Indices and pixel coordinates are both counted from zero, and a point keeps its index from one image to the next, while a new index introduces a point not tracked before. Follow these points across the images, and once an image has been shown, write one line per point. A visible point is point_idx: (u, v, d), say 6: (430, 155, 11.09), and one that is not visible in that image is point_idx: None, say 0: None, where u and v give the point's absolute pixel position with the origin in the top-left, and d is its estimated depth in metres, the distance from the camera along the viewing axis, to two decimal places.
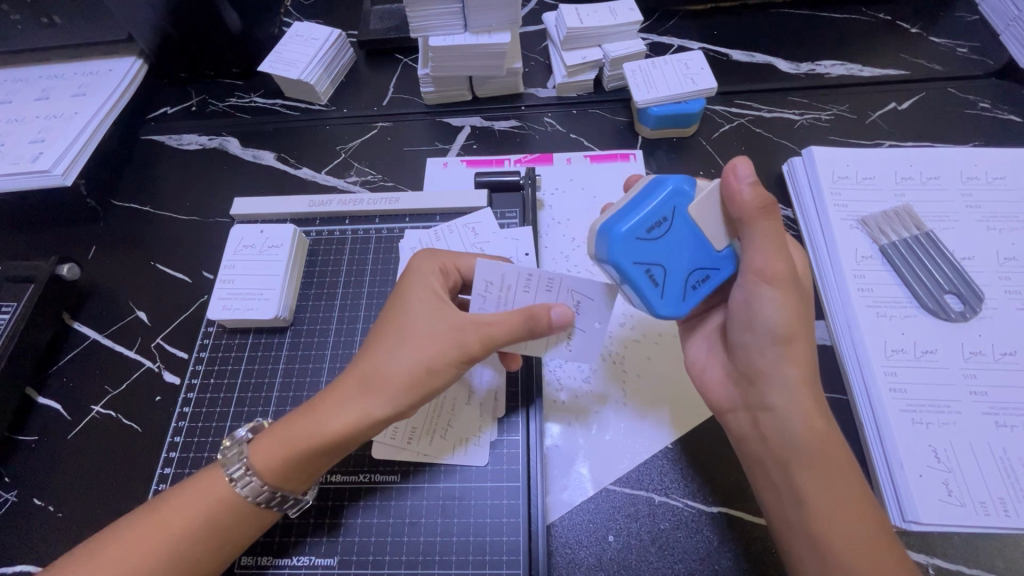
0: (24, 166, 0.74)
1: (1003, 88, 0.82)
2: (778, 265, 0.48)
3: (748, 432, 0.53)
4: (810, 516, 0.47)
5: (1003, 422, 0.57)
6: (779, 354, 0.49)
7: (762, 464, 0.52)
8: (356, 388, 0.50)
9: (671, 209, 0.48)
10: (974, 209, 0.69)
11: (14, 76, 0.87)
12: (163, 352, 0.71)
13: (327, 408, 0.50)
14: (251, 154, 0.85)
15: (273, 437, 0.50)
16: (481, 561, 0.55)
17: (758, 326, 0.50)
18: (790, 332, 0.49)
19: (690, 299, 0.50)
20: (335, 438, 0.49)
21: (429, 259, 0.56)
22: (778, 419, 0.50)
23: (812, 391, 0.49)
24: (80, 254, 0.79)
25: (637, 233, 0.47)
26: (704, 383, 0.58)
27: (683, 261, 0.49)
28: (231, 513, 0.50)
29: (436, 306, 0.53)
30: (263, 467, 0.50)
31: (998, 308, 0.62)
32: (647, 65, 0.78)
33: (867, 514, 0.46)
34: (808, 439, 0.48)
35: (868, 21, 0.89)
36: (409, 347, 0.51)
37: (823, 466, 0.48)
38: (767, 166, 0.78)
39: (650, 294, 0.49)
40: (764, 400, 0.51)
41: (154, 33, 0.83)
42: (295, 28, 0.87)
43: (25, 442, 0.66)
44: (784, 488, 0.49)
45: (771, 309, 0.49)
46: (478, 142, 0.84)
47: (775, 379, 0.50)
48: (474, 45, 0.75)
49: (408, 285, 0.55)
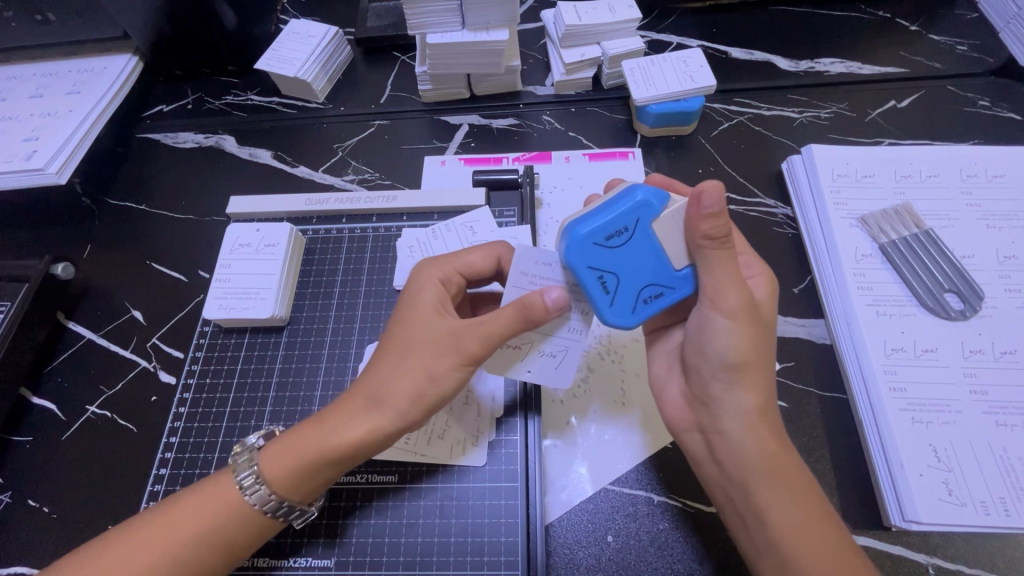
0: (18, 164, 0.73)
1: (1003, 86, 0.82)
2: (732, 295, 0.47)
3: (705, 455, 0.53)
4: (773, 541, 0.46)
5: (1003, 421, 0.56)
6: (732, 378, 0.49)
7: (722, 488, 0.51)
8: (364, 402, 0.50)
9: (634, 221, 0.47)
10: (973, 207, 0.69)
11: (7, 74, 0.86)
12: (159, 352, 0.70)
13: (334, 423, 0.50)
14: (248, 152, 0.84)
15: (283, 448, 0.50)
16: (481, 562, 0.55)
17: (708, 353, 0.50)
18: (743, 358, 0.48)
19: (638, 312, 0.49)
20: (341, 452, 0.49)
21: (431, 268, 0.56)
22: (729, 443, 0.50)
23: (763, 416, 0.49)
24: (75, 253, 0.78)
25: (595, 238, 0.47)
26: (660, 403, 0.58)
27: (638, 273, 0.48)
28: (236, 519, 0.49)
29: (437, 314, 0.52)
30: (272, 477, 0.49)
31: (999, 306, 0.62)
32: (647, 63, 0.78)
33: (828, 536, 0.46)
34: (761, 461, 0.48)
35: (868, 18, 0.89)
36: (410, 358, 0.50)
37: (782, 489, 0.47)
38: (766, 165, 0.78)
39: (598, 300, 0.48)
40: (717, 423, 0.51)
41: (150, 31, 0.82)
42: (292, 25, 0.86)
43: (19, 443, 0.65)
44: (744, 513, 0.49)
45: (722, 338, 0.49)
46: (476, 141, 0.83)
47: (728, 405, 0.50)
48: (473, 43, 0.74)
49: (409, 294, 0.55)
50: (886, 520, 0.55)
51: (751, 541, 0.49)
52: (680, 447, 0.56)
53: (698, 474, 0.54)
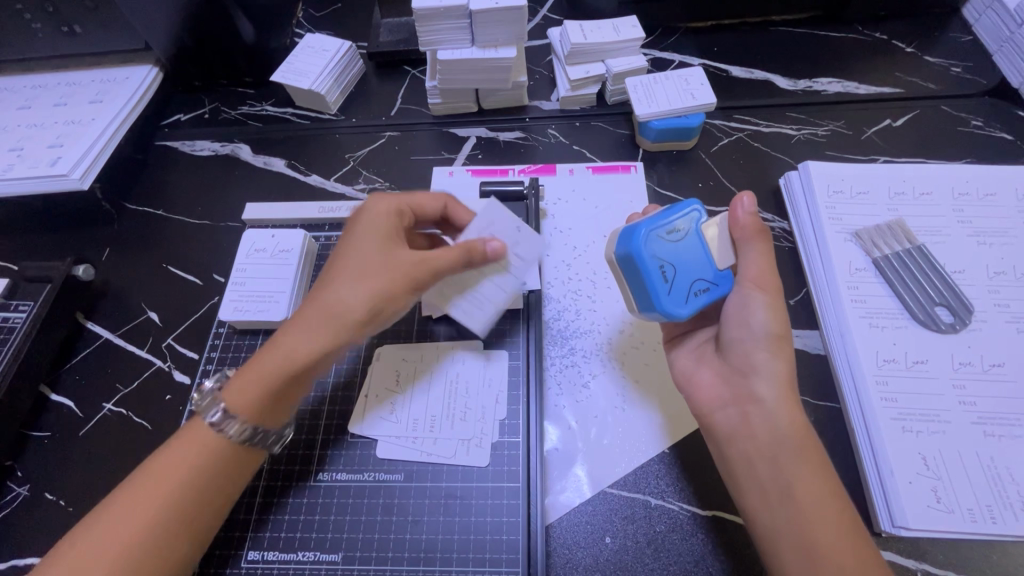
0: (43, 169, 0.76)
1: (996, 107, 0.84)
2: (772, 279, 0.54)
3: (735, 428, 0.54)
4: (802, 503, 0.49)
5: (991, 432, 0.58)
6: (768, 348, 0.54)
7: (750, 460, 0.53)
8: (315, 320, 0.53)
9: (689, 222, 0.55)
10: (965, 224, 0.71)
11: (34, 83, 0.89)
12: (174, 352, 0.72)
13: (288, 342, 0.53)
14: (262, 161, 0.87)
15: (242, 376, 0.53)
16: (482, 559, 0.57)
17: (753, 326, 0.54)
18: (780, 330, 0.54)
19: (693, 303, 0.54)
20: (301, 365, 0.53)
21: (381, 201, 0.61)
22: (766, 411, 0.53)
23: (793, 387, 0.54)
24: (95, 255, 0.81)
25: (658, 233, 0.54)
26: (691, 387, 0.60)
27: (693, 268, 0.54)
28: (217, 454, 0.52)
29: (384, 250, 0.57)
30: (239, 402, 0.52)
31: (988, 320, 0.64)
32: (648, 80, 0.81)
33: (844, 508, 0.49)
34: (792, 428, 0.52)
35: (864, 40, 0.91)
36: (361, 287, 0.54)
37: (809, 456, 0.50)
38: (763, 180, 0.80)
39: (658, 287, 0.53)
40: (756, 391, 0.54)
41: (171, 43, 0.86)
42: (308, 40, 0.89)
43: (37, 438, 0.67)
44: (771, 481, 0.51)
45: (761, 312, 0.54)
46: (483, 152, 0.86)
47: (765, 372, 0.54)
48: (481, 59, 0.77)
49: (356, 231, 0.59)
50: (876, 525, 0.57)
51: (772, 514, 0.50)
52: (708, 423, 0.57)
53: (721, 452, 0.55)
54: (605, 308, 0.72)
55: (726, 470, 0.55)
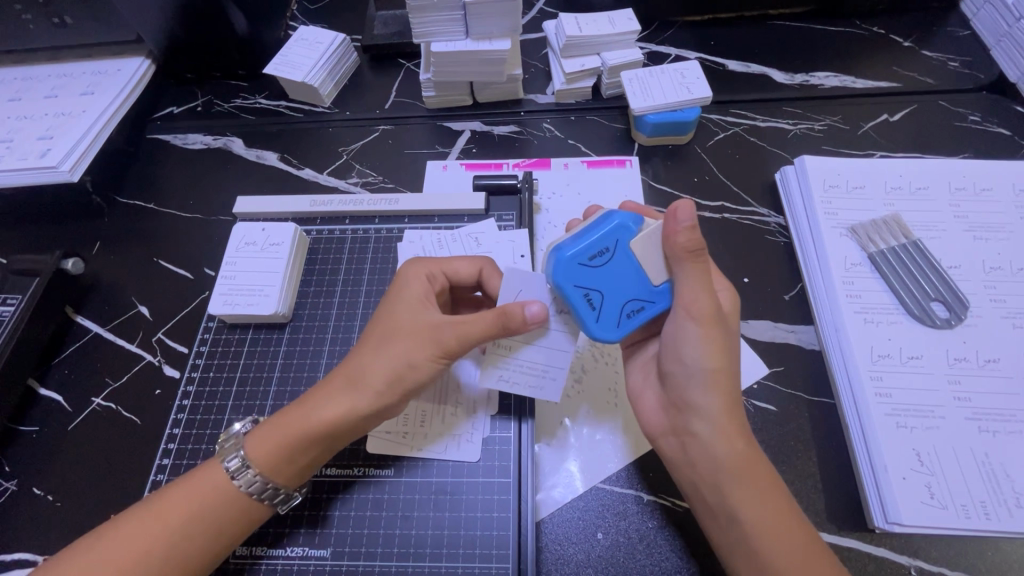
0: (32, 161, 0.75)
1: (993, 102, 0.84)
2: (705, 305, 0.50)
3: (678, 458, 0.54)
4: (745, 536, 0.48)
5: (986, 427, 0.58)
6: (702, 381, 0.51)
7: (695, 491, 0.53)
8: (341, 381, 0.53)
9: (614, 242, 0.52)
10: (961, 219, 0.70)
11: (24, 74, 0.88)
12: (164, 346, 0.72)
13: (314, 403, 0.52)
14: (255, 154, 0.87)
15: (266, 429, 0.53)
16: (473, 554, 0.56)
17: (686, 360, 0.52)
18: (714, 364, 0.51)
19: (623, 326, 0.52)
20: (323, 429, 0.51)
21: (420, 264, 0.59)
22: (703, 445, 0.51)
23: (734, 417, 0.51)
24: (85, 249, 0.80)
25: (580, 259, 0.51)
26: (640, 409, 0.60)
27: (622, 290, 0.52)
28: (223, 500, 0.51)
29: (418, 312, 0.55)
30: (260, 461, 0.51)
31: (984, 316, 0.64)
32: (644, 73, 0.80)
33: (793, 537, 0.47)
34: (731, 461, 0.50)
35: (862, 34, 0.91)
36: (389, 350, 0.53)
37: (752, 486, 0.49)
38: (759, 175, 0.80)
39: (584, 314, 0.52)
40: (690, 426, 0.52)
41: (163, 34, 0.85)
42: (301, 32, 0.89)
43: (26, 432, 0.67)
44: (717, 512, 0.50)
45: (694, 346, 0.51)
46: (478, 146, 0.85)
47: (700, 407, 0.51)
48: (475, 52, 0.76)
49: (396, 290, 0.58)
50: (870, 522, 0.56)
51: (724, 544, 0.50)
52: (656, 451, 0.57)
53: (673, 479, 0.56)
54: None
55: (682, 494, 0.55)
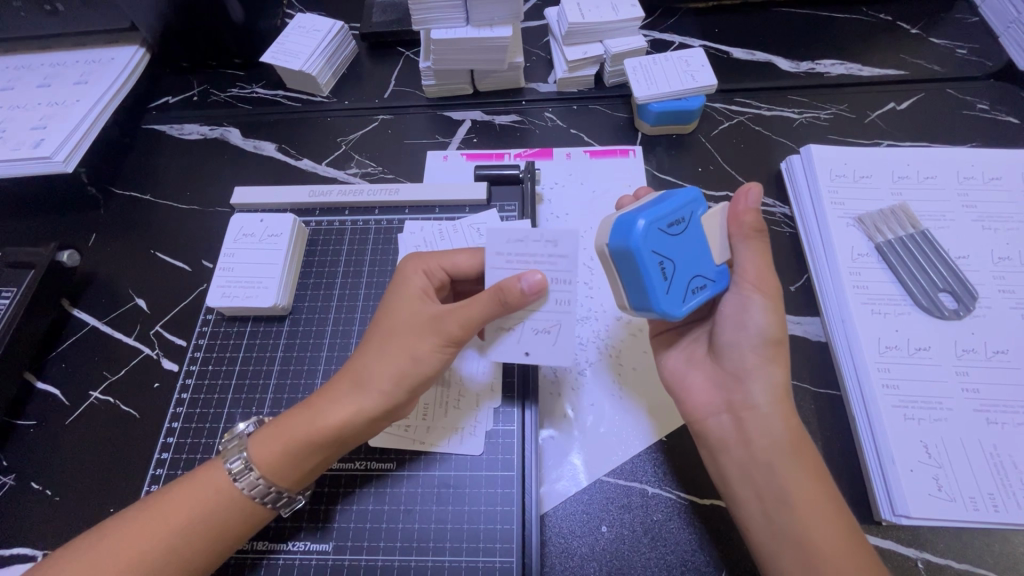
0: (25, 152, 0.74)
1: (1001, 90, 0.82)
2: (770, 278, 0.53)
3: (729, 435, 0.54)
4: (797, 512, 0.48)
5: (994, 419, 0.57)
6: (767, 355, 0.53)
7: (745, 469, 0.52)
8: (347, 385, 0.52)
9: (688, 214, 0.52)
10: (969, 209, 0.69)
11: (16, 63, 0.87)
12: (162, 340, 0.71)
13: (321, 404, 0.51)
14: (252, 144, 0.85)
15: (269, 433, 0.52)
16: (476, 549, 0.56)
17: (748, 329, 0.53)
18: (778, 335, 0.53)
19: (688, 301, 0.51)
20: (326, 432, 0.50)
21: (416, 260, 0.58)
22: (762, 419, 0.52)
23: (789, 396, 0.53)
24: (81, 241, 0.79)
25: (659, 225, 0.49)
26: (683, 390, 0.59)
27: (689, 264, 0.52)
28: (223, 507, 0.50)
29: (418, 308, 0.54)
30: (262, 463, 0.50)
31: (992, 306, 0.63)
32: (648, 61, 0.79)
33: (838, 516, 0.48)
34: (789, 436, 0.51)
35: (868, 21, 0.89)
36: (393, 347, 0.52)
37: (805, 463, 0.50)
38: (764, 164, 0.79)
39: (657, 285, 0.49)
40: (749, 399, 0.53)
41: (157, 23, 0.83)
42: (298, 20, 0.87)
43: (23, 426, 0.66)
44: (767, 489, 0.50)
45: (759, 317, 0.53)
46: (479, 136, 0.84)
47: (761, 379, 0.53)
48: (477, 39, 0.75)
49: (396, 289, 0.57)
50: (877, 514, 0.56)
51: (771, 526, 0.49)
52: (701, 429, 0.56)
53: (714, 458, 0.55)
54: (602, 296, 0.70)
55: (718, 476, 0.55)
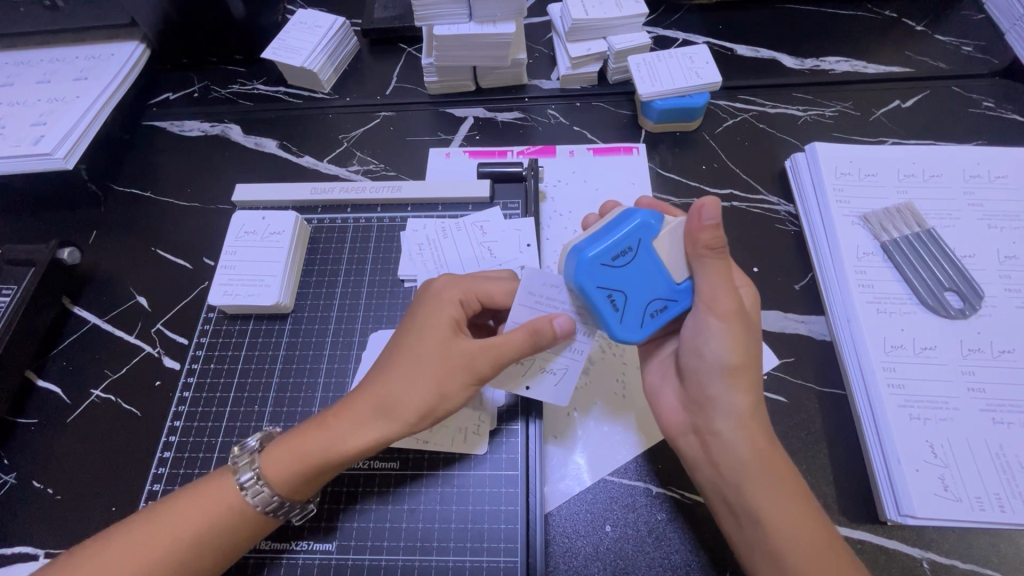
0: (24, 148, 0.73)
1: (1007, 88, 0.82)
2: (726, 300, 0.50)
3: (699, 456, 0.54)
4: (766, 537, 0.48)
5: (1000, 419, 0.57)
6: (725, 379, 0.51)
7: (716, 491, 0.52)
8: (369, 411, 0.51)
9: (637, 240, 0.51)
10: (975, 207, 0.69)
11: (15, 59, 0.86)
12: (163, 338, 0.71)
13: (340, 428, 0.50)
14: (253, 141, 0.85)
15: (286, 451, 0.51)
16: (481, 549, 0.56)
17: (706, 355, 0.51)
18: (737, 360, 0.50)
19: (646, 326, 0.51)
20: (348, 457, 0.50)
21: (452, 285, 0.55)
22: (724, 443, 0.51)
23: (755, 417, 0.51)
24: (81, 238, 0.79)
25: (602, 259, 0.50)
26: (656, 407, 0.59)
27: (644, 288, 0.51)
28: (232, 516, 0.50)
29: (450, 340, 0.52)
30: (280, 485, 0.50)
31: (998, 305, 0.63)
32: (653, 58, 0.78)
33: (812, 538, 0.47)
34: (752, 459, 0.50)
35: (873, 18, 0.89)
36: (421, 380, 0.51)
37: (772, 486, 0.49)
38: (769, 162, 0.78)
39: (608, 315, 0.51)
40: (712, 423, 0.52)
41: (157, 18, 0.82)
42: (300, 16, 0.86)
43: (24, 424, 0.66)
44: (738, 511, 0.50)
45: (715, 341, 0.51)
46: (481, 133, 0.83)
47: (721, 403, 0.51)
48: (479, 35, 0.74)
49: (426, 310, 0.54)
50: (882, 514, 0.56)
51: (746, 548, 0.49)
52: (675, 449, 0.56)
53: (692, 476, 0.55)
54: None
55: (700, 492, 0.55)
